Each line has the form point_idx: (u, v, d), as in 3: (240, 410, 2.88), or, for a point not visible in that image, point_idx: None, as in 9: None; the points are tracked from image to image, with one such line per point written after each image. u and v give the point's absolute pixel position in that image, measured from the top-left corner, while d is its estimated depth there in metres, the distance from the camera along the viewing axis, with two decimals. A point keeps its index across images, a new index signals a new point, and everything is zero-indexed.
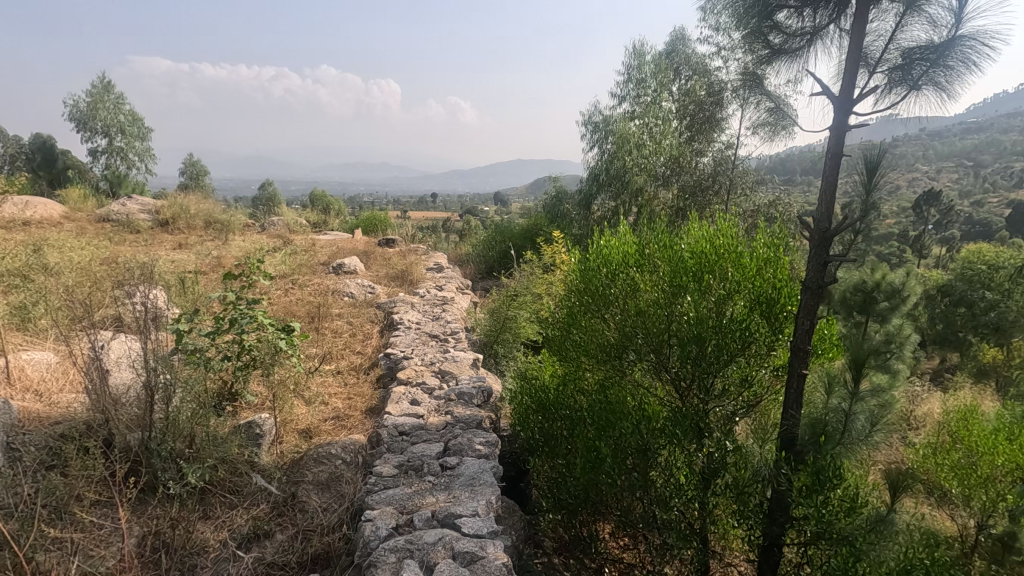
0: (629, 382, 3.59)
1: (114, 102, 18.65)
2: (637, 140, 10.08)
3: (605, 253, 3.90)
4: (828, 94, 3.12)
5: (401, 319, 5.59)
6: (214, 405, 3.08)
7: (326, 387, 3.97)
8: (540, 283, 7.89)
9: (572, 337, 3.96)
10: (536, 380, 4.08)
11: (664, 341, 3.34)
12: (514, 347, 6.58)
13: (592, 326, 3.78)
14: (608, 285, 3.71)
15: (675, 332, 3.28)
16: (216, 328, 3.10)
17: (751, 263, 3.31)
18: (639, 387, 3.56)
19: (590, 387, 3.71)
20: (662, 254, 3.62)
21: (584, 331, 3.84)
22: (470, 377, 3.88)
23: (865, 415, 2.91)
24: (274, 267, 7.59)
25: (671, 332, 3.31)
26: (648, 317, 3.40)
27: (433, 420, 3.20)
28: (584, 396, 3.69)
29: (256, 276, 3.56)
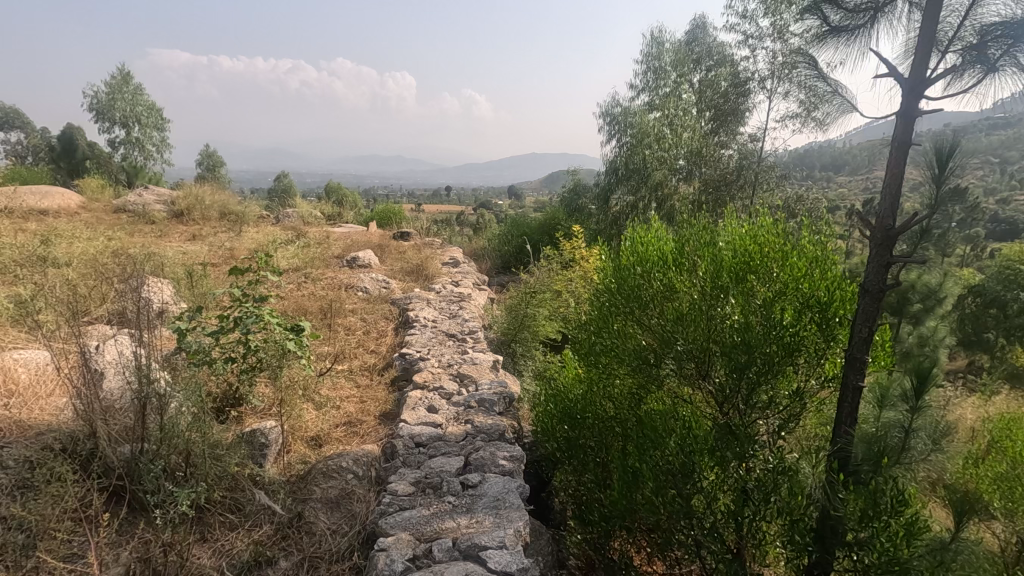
0: (664, 391, 3.29)
1: (132, 93, 18.65)
2: (658, 132, 9.75)
3: (637, 250, 3.58)
4: (894, 76, 2.77)
5: (416, 317, 5.36)
6: (217, 411, 2.87)
7: (339, 389, 3.75)
8: (559, 279, 7.62)
9: (602, 340, 3.67)
10: (561, 388, 3.79)
11: (707, 349, 3.03)
12: (533, 346, 6.34)
13: (624, 329, 3.48)
14: (641, 285, 3.40)
15: (720, 340, 2.98)
16: (221, 328, 2.89)
17: (800, 262, 3.01)
18: (676, 398, 3.25)
19: (623, 396, 3.42)
20: (702, 252, 3.32)
21: (615, 334, 3.54)
22: (490, 381, 3.63)
23: None
24: (287, 261, 7.41)
25: (716, 338, 3.02)
26: (690, 322, 3.11)
27: (452, 430, 2.95)
28: (616, 407, 3.40)
29: (264, 272, 3.34)
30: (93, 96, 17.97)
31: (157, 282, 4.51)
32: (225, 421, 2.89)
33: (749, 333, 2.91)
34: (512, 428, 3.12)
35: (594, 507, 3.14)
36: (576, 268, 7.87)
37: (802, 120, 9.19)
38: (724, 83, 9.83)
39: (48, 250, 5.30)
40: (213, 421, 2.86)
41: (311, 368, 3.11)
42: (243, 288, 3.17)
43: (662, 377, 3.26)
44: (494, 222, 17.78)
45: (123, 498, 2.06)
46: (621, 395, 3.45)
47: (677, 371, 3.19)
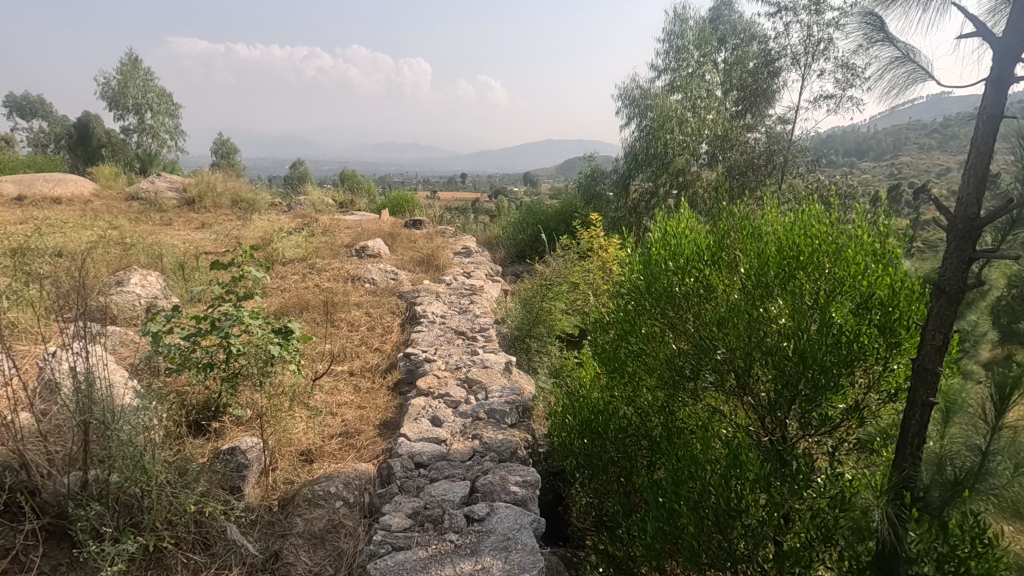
0: (699, 406, 2.89)
1: (143, 79, 18.50)
2: (681, 116, 9.16)
3: (668, 245, 3.15)
4: (984, 35, 2.23)
5: (424, 311, 5.01)
6: (195, 425, 2.57)
7: (336, 395, 3.43)
8: (576, 269, 7.22)
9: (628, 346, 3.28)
10: (581, 398, 3.41)
11: (753, 360, 2.61)
12: (549, 342, 5.98)
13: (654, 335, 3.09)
14: (671, 283, 2.97)
15: (769, 348, 2.58)
16: (196, 333, 2.56)
17: (858, 258, 2.61)
18: (713, 414, 2.85)
19: (654, 409, 3.03)
20: (741, 246, 2.90)
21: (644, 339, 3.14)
22: (502, 388, 3.27)
23: (1014, 462, 2.12)
24: (291, 251, 7.11)
25: (762, 347, 2.61)
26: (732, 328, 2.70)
27: (457, 448, 2.60)
28: (646, 423, 3.03)
29: (248, 268, 3.00)
30: (106, 84, 17.86)
31: (148, 275, 4.24)
32: (204, 436, 2.58)
33: (804, 340, 2.50)
34: (525, 443, 2.77)
35: (620, 536, 2.80)
36: (594, 259, 7.45)
37: (837, 100, 8.52)
38: (753, 61, 9.15)
39: (42, 241, 5.08)
40: (189, 435, 2.56)
41: (303, 377, 2.79)
42: (224, 286, 2.84)
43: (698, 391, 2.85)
44: (509, 209, 17.31)
45: (63, 539, 1.77)
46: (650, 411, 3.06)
47: (714, 384, 2.78)
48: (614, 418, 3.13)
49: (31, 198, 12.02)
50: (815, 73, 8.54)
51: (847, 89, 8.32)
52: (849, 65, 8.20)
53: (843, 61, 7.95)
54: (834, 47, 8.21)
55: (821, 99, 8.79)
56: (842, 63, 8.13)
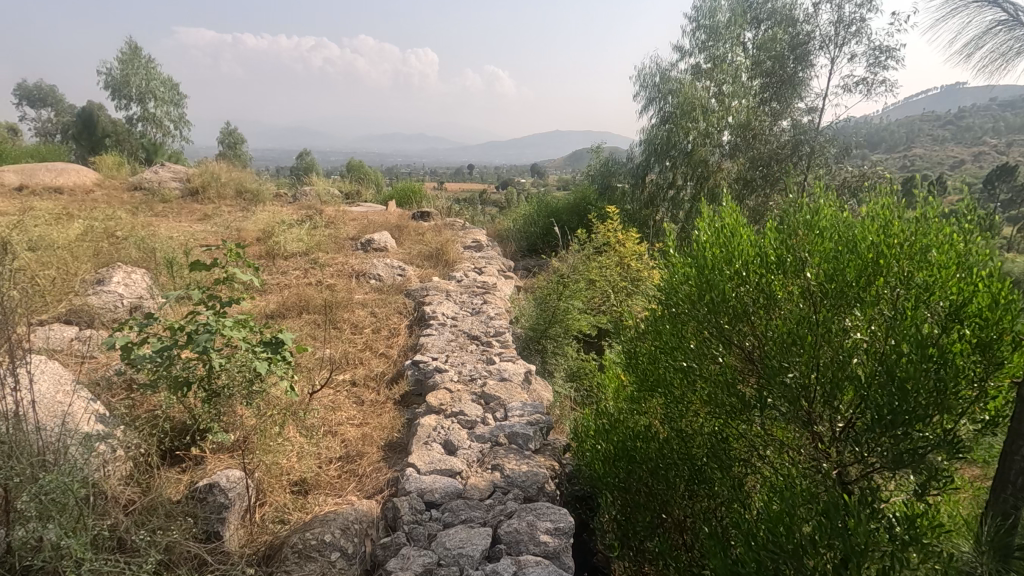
0: (760, 439, 2.39)
1: (147, 68, 18.14)
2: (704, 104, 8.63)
3: (719, 244, 2.64)
4: None
5: (434, 312, 4.62)
6: (170, 453, 2.22)
7: (337, 409, 3.07)
8: (592, 265, 6.81)
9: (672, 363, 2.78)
10: (613, 425, 2.91)
11: (834, 386, 2.10)
12: (566, 344, 5.60)
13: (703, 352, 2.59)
14: (724, 289, 2.44)
15: (849, 374, 2.09)
16: (168, 348, 2.18)
17: (950, 260, 2.11)
18: (777, 451, 2.35)
19: (703, 439, 2.55)
20: (807, 246, 2.38)
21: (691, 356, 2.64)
22: (523, 404, 2.89)
23: None
24: (293, 246, 6.74)
25: (844, 372, 2.11)
26: (804, 345, 2.19)
27: (475, 482, 2.23)
28: (693, 456, 2.55)
29: (234, 269, 2.59)
30: (108, 72, 17.52)
31: (133, 272, 3.88)
32: (180, 465, 2.22)
33: (905, 367, 1.96)
34: (551, 475, 2.40)
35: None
36: (611, 254, 7.03)
37: (868, 84, 8.04)
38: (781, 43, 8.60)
39: (26, 235, 4.74)
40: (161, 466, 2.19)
41: (296, 397, 2.41)
42: (204, 290, 2.45)
43: (761, 423, 2.33)
44: (519, 201, 16.87)
45: None
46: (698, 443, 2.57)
47: (783, 416, 2.25)
48: (656, 450, 2.63)
49: (32, 189, 11.74)
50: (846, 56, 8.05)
51: (880, 72, 7.84)
52: (883, 47, 7.70)
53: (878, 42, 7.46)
54: (867, 28, 7.73)
55: (851, 84, 8.30)
56: (876, 44, 7.64)
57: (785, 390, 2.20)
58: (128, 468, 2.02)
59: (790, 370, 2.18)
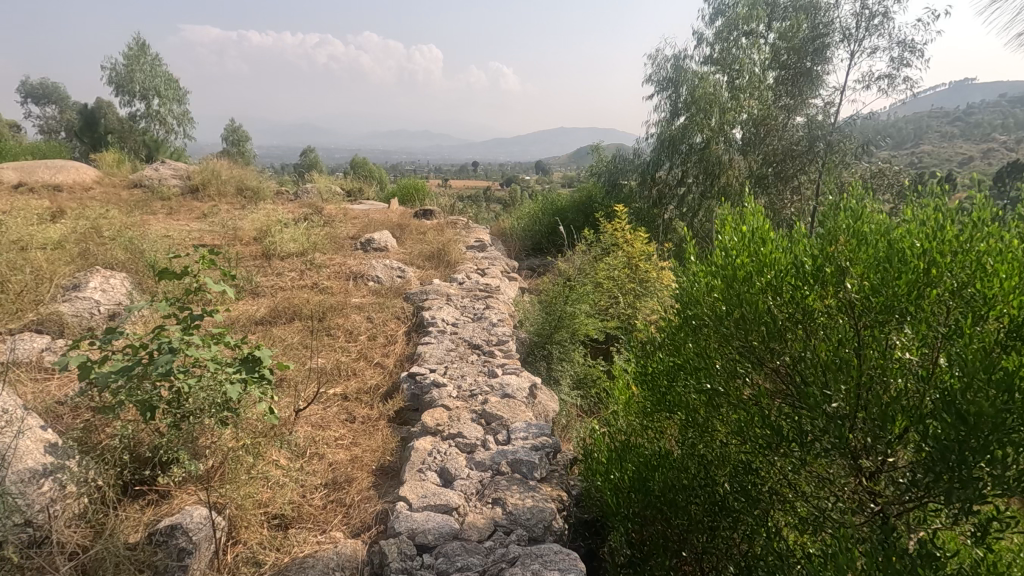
0: (796, 473, 2.10)
1: (151, 64, 17.97)
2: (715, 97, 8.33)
3: (748, 252, 2.35)
4: None
5: (433, 318, 4.37)
6: (130, 486, 1.98)
7: (325, 428, 2.83)
8: (599, 266, 6.55)
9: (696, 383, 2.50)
10: (628, 449, 2.63)
11: (884, 419, 1.80)
12: (572, 349, 5.34)
13: (732, 373, 2.31)
14: (753, 304, 2.16)
15: (898, 405, 1.80)
16: (129, 368, 1.93)
17: (1017, 268, 1.75)
18: (816, 489, 2.06)
19: (729, 473, 2.26)
20: (846, 253, 2.08)
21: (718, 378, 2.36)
22: (528, 424, 2.65)
23: None
24: (290, 246, 6.51)
25: (894, 402, 1.81)
26: (849, 369, 1.90)
27: (473, 519, 1.99)
28: (717, 489, 2.26)
29: (207, 279, 2.34)
30: (113, 68, 17.36)
31: (112, 277, 3.65)
32: (143, 499, 1.98)
33: (969, 395, 1.64)
34: (559, 509, 2.16)
35: None
36: (619, 254, 6.75)
37: (889, 80, 7.73)
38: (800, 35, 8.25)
39: (8, 236, 4.52)
40: (123, 500, 1.96)
41: (276, 422, 2.17)
42: (171, 302, 2.20)
43: (799, 457, 2.04)
44: (523, 198, 16.59)
45: None
46: (724, 475, 2.28)
47: (830, 451, 1.96)
48: (676, 481, 2.35)
49: (30, 186, 11.58)
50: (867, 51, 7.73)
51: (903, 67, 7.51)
52: (907, 41, 7.37)
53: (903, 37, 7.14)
54: (891, 22, 7.39)
55: (871, 79, 7.98)
56: (899, 39, 7.32)
57: (830, 422, 1.91)
58: (81, 506, 1.78)
59: (833, 400, 1.90)
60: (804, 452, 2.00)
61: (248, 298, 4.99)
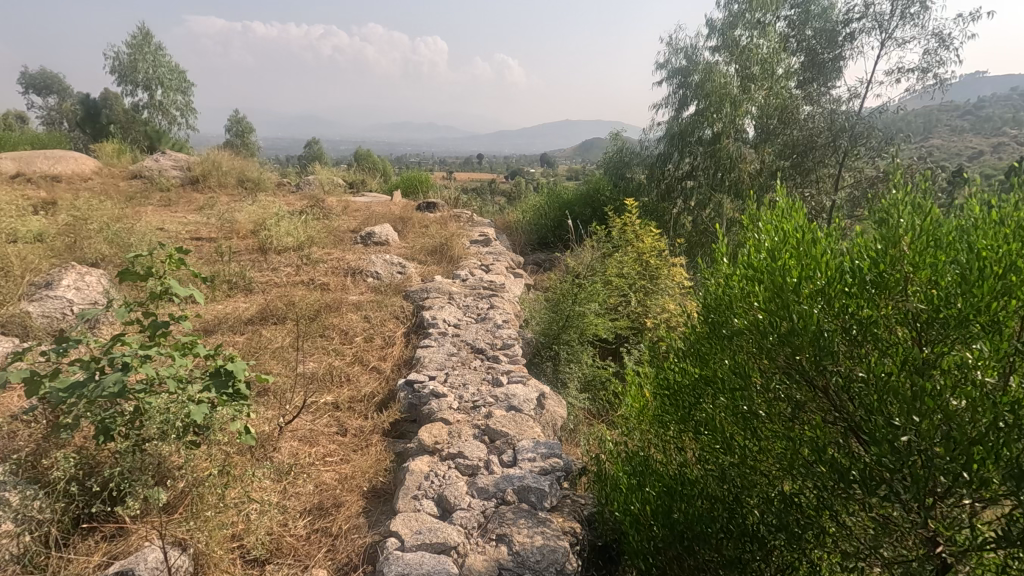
0: (850, 513, 1.77)
1: (154, 54, 17.64)
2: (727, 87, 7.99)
3: (790, 252, 1.99)
4: None
5: (435, 318, 4.11)
6: (83, 518, 1.72)
7: (312, 445, 2.58)
8: (609, 263, 6.26)
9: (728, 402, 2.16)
10: (648, 473, 2.32)
11: (966, 460, 1.45)
12: (581, 350, 5.07)
13: (773, 394, 1.97)
14: (798, 318, 1.81)
15: (985, 444, 1.43)
16: (80, 385, 1.65)
17: None
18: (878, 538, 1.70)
19: (771, 507, 1.94)
20: (910, 257, 1.73)
21: (755, 399, 2.02)
22: (536, 443, 2.38)
23: None
24: (287, 240, 6.25)
25: (977, 441, 1.44)
26: (919, 397, 1.56)
27: (476, 561, 1.73)
28: (755, 523, 1.94)
29: (172, 280, 2.05)
30: (115, 57, 17.09)
31: (89, 274, 3.39)
32: (97, 534, 1.72)
33: None
34: (572, 546, 1.90)
35: None
36: (629, 250, 6.48)
37: (920, 74, 7.38)
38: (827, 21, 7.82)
39: None
40: (75, 534, 1.70)
41: (253, 443, 1.94)
42: (131, 308, 1.94)
43: (858, 499, 1.71)
44: (527, 191, 16.27)
45: None
46: (763, 511, 1.95)
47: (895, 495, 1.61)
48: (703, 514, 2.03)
49: (28, 176, 11.38)
50: (898, 41, 7.37)
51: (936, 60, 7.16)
52: (942, 33, 7.03)
53: (941, 28, 6.78)
54: (928, 12, 7.05)
55: (900, 71, 7.63)
56: (935, 30, 6.97)
57: (899, 460, 1.57)
58: (20, 546, 1.53)
59: (903, 434, 1.56)
60: (865, 494, 1.66)
61: (240, 296, 4.74)
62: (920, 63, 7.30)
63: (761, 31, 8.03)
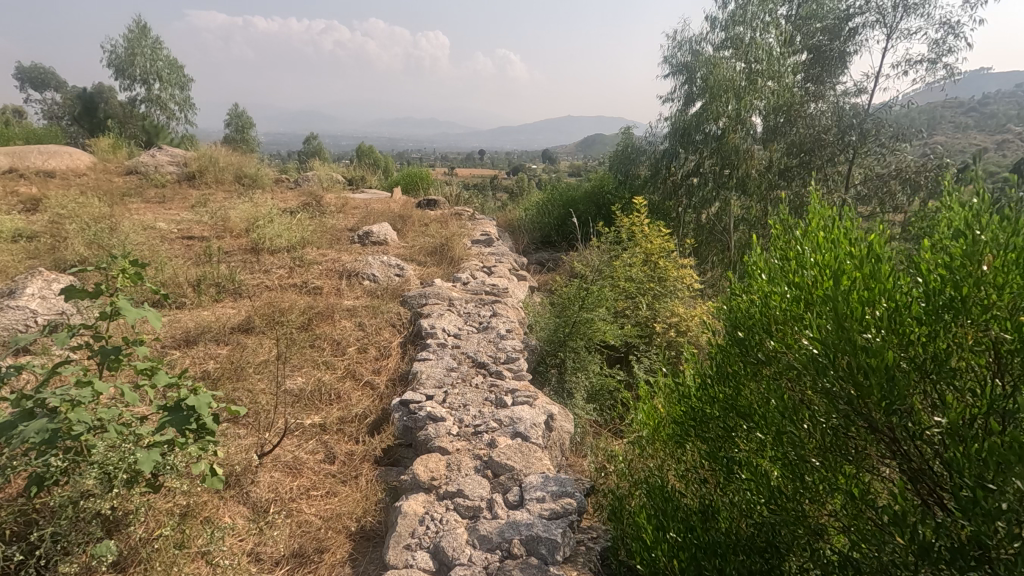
0: None
1: (151, 47, 17.33)
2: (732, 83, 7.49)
3: (849, 268, 1.64)
4: None
5: (433, 327, 3.84)
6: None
7: (296, 476, 2.33)
8: (616, 265, 5.99)
9: (769, 443, 1.84)
10: (673, 510, 1.99)
11: None
12: (588, 357, 4.77)
13: (827, 439, 1.63)
14: (863, 351, 1.45)
15: None
16: (6, 426, 1.35)
17: None
18: None
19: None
20: (992, 278, 1.37)
21: (807, 445, 1.68)
22: (545, 478, 2.12)
23: None
24: (282, 241, 5.98)
25: None
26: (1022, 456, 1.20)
27: None
28: None
29: (124, 298, 1.77)
30: (112, 51, 16.80)
31: (58, 282, 3.12)
32: None
33: None
34: None
35: None
36: (636, 251, 6.21)
37: (928, 66, 7.08)
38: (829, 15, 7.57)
39: None
40: None
41: (222, 486, 1.71)
42: (75, 332, 1.65)
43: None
44: (530, 187, 15.99)
45: None
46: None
47: None
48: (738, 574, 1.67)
49: (21, 172, 11.13)
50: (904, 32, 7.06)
51: (944, 51, 6.87)
52: (949, 22, 6.72)
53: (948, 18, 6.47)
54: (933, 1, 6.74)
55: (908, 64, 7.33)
56: (942, 19, 6.67)
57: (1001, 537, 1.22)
58: None
59: (1003, 500, 1.21)
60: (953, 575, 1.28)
61: (228, 300, 4.48)
62: (928, 55, 7.00)
63: (763, 26, 7.64)
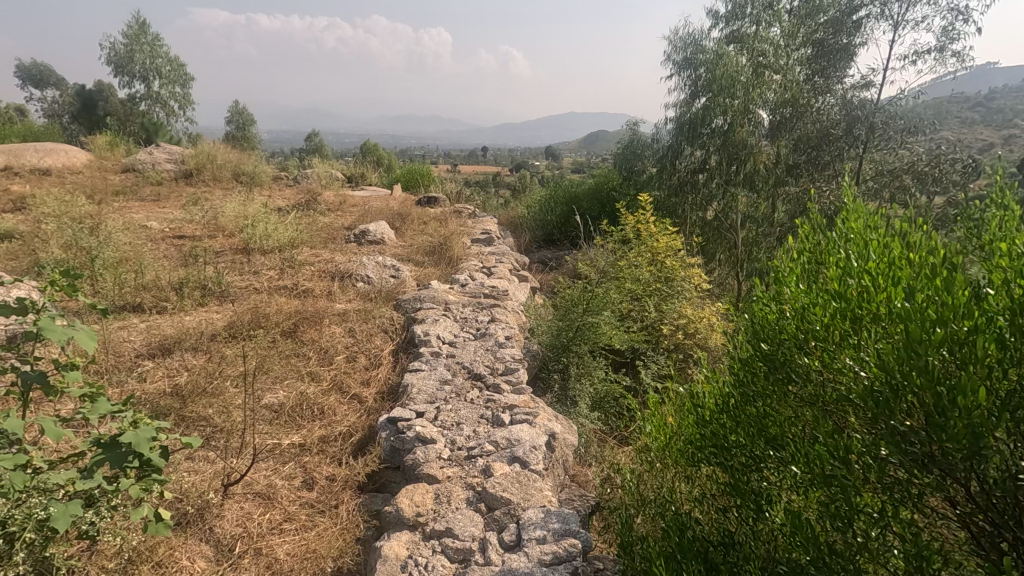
0: None
1: (151, 44, 17.10)
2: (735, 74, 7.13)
3: (909, 284, 1.36)
4: None
5: (427, 334, 3.60)
6: None
7: (268, 506, 2.09)
8: (622, 265, 5.72)
9: (809, 482, 1.56)
10: (694, 549, 1.72)
11: None
12: (593, 364, 4.51)
13: (885, 482, 1.36)
14: (937, 383, 1.18)
15: None
16: None
17: None
18: None
19: None
20: None
21: (861, 489, 1.41)
22: (546, 513, 1.89)
23: None
24: (274, 241, 5.73)
25: None
26: None
27: None
28: None
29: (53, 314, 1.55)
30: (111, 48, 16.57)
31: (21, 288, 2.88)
32: None
33: None
34: None
35: None
36: (641, 250, 5.92)
37: (938, 54, 6.79)
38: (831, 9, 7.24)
39: None
40: None
41: (169, 534, 1.48)
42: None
43: None
44: (533, 184, 15.71)
45: None
46: None
47: None
48: None
49: (13, 169, 10.88)
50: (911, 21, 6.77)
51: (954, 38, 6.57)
52: (958, 7, 6.43)
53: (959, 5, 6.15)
54: None
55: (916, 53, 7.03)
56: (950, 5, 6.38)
57: None
58: None
59: None
60: None
61: (214, 303, 4.23)
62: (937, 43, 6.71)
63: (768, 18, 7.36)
